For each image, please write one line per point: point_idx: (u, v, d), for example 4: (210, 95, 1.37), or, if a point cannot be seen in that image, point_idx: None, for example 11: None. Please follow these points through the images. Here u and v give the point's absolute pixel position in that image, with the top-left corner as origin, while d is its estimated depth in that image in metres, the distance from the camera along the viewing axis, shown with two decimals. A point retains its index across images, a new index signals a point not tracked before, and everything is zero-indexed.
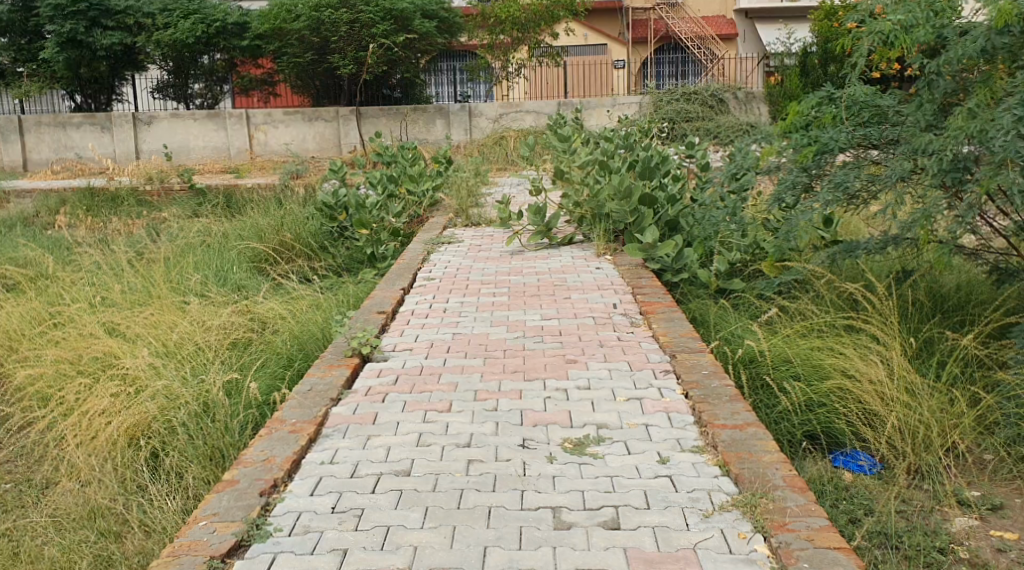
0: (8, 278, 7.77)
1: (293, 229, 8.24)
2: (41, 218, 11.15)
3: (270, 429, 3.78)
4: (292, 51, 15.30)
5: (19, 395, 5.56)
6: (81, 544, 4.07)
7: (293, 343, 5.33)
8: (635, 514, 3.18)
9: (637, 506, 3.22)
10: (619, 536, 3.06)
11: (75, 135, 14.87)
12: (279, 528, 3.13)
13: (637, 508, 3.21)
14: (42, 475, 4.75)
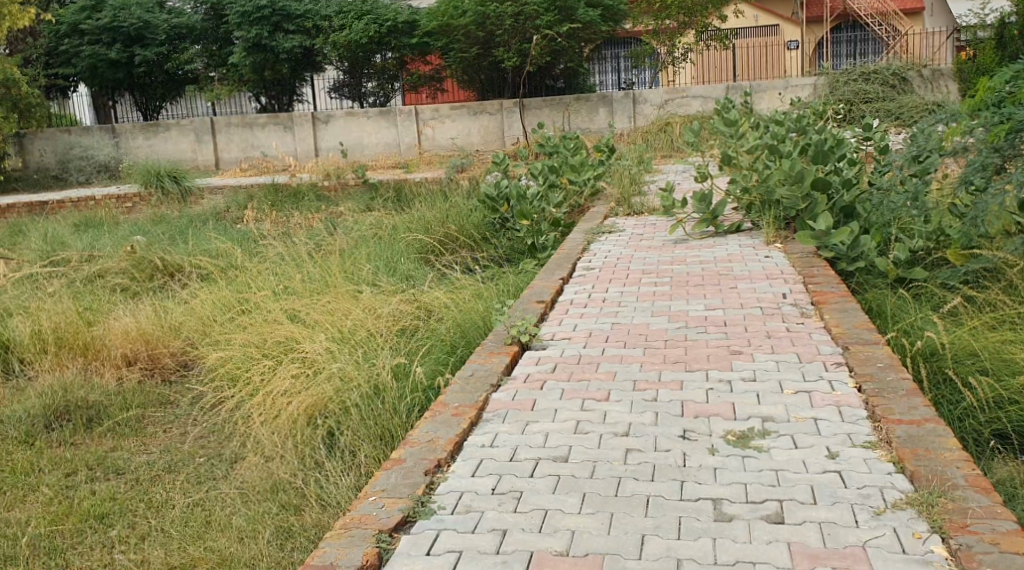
0: (203, 269, 8.17)
1: (458, 222, 8.37)
2: (231, 212, 11.60)
3: (434, 412, 3.78)
4: (458, 46, 15.54)
5: (211, 375, 5.83)
6: (264, 515, 4.20)
7: (457, 332, 5.33)
8: (801, 509, 3.00)
9: (802, 501, 3.05)
10: (783, 530, 2.90)
11: (261, 134, 15.50)
12: (442, 506, 3.12)
13: (803, 503, 3.03)
14: (231, 450, 4.95)
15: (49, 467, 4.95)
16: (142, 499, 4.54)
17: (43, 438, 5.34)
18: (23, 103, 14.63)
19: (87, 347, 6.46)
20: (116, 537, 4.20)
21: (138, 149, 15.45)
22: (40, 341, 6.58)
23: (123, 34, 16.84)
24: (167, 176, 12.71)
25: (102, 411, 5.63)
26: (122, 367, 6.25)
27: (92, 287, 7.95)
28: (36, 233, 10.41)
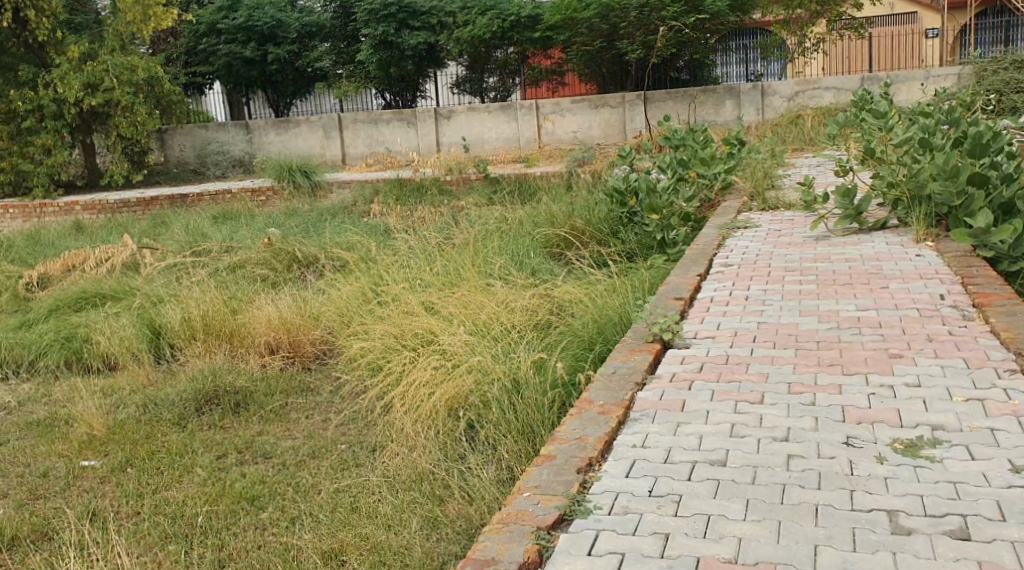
0: (337, 261, 8.33)
1: (584, 216, 8.26)
2: (358, 206, 11.78)
3: (579, 409, 3.76)
4: (581, 39, 15.44)
5: (351, 365, 5.95)
6: (410, 504, 4.26)
7: (594, 327, 5.25)
8: (989, 526, 2.88)
9: (989, 517, 2.92)
10: (970, 548, 2.79)
11: (385, 130, 15.70)
12: (599, 506, 3.10)
13: (990, 519, 2.90)
14: (373, 439, 5.03)
15: (201, 449, 5.14)
16: (289, 483, 4.68)
17: (195, 421, 5.55)
18: (166, 101, 15.17)
19: (233, 335, 6.68)
20: (268, 520, 4.34)
21: (270, 144, 15.96)
22: (189, 328, 6.83)
23: (257, 33, 17.37)
24: (298, 171, 13.04)
25: (248, 396, 5.80)
26: (265, 354, 6.44)
27: (235, 276, 8.21)
28: (178, 225, 10.83)
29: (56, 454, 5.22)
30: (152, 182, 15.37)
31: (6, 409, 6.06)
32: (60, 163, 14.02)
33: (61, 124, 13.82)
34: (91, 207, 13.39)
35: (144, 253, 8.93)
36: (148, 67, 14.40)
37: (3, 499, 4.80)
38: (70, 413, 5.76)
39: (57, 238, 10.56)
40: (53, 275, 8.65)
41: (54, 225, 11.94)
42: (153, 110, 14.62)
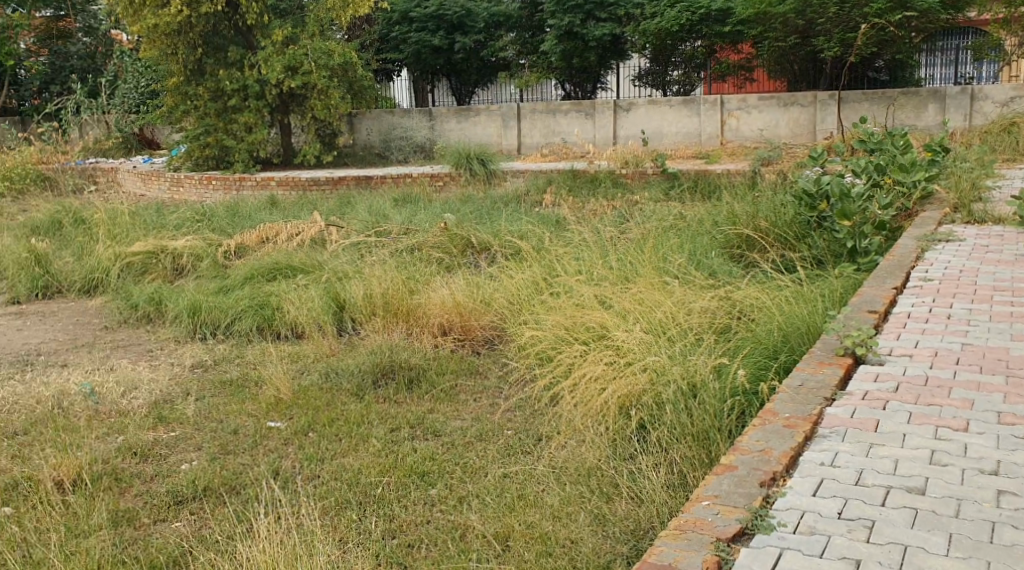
0: (510, 249, 8.31)
1: (769, 216, 7.91)
2: (531, 195, 11.75)
3: (763, 420, 3.58)
4: (773, 35, 14.78)
5: (522, 353, 5.88)
6: (578, 498, 4.19)
7: (778, 335, 5.00)
8: None
9: None
10: None
11: (563, 121, 15.70)
12: (782, 523, 2.94)
13: None
14: (542, 429, 4.96)
15: (377, 421, 5.21)
16: (458, 462, 4.68)
17: (372, 393, 5.64)
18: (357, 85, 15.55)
19: (409, 314, 6.76)
20: (436, 497, 4.36)
21: (451, 132, 16.17)
22: (371, 305, 6.94)
23: (447, 22, 17.70)
24: (476, 159, 13.18)
25: (422, 374, 5.85)
26: (437, 335, 6.49)
27: (412, 257, 8.32)
28: (362, 205, 11.09)
29: (246, 413, 5.42)
30: (341, 164, 15.71)
31: (202, 367, 6.35)
32: (260, 141, 14.62)
33: (262, 104, 14.46)
34: (286, 182, 13.91)
35: (332, 230, 9.17)
36: (345, 52, 14.78)
37: (197, 451, 5.02)
38: (260, 376, 5.97)
39: (252, 211, 11.00)
40: (249, 246, 9.02)
41: (250, 200, 12.44)
42: (346, 94, 15.05)
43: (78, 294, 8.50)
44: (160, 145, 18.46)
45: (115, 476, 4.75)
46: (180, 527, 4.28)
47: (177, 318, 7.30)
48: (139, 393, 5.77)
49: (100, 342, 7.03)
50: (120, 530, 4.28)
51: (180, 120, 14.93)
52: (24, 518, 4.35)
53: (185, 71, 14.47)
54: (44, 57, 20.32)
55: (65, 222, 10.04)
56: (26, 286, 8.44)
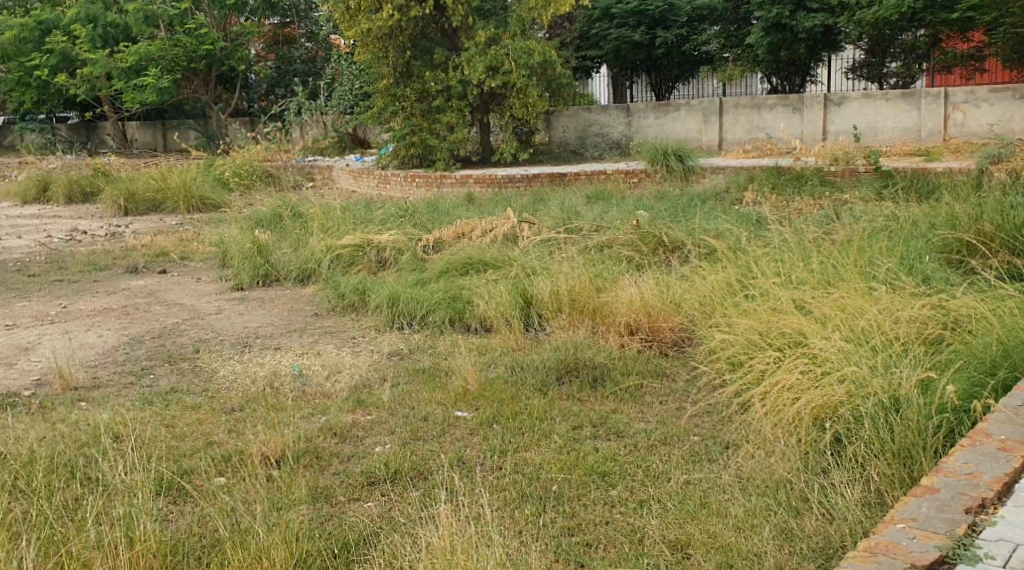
0: (704, 247, 8.08)
1: (995, 219, 7.39)
2: (731, 192, 11.45)
3: (973, 442, 3.34)
4: (1012, 20, 13.90)
5: (711, 356, 5.69)
6: (765, 509, 4.03)
7: (998, 351, 4.66)
8: None
9: None
10: None
11: (768, 116, 15.28)
12: (990, 555, 2.72)
13: None
14: (729, 436, 4.79)
15: (560, 417, 5.18)
16: (640, 465, 4.58)
17: (557, 389, 5.61)
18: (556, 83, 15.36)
19: (596, 312, 6.67)
20: (617, 497, 4.29)
21: (649, 128, 15.94)
22: (558, 302, 6.88)
23: (648, 17, 17.59)
24: (673, 155, 12.96)
25: (607, 373, 5.77)
26: (624, 335, 6.39)
27: (602, 255, 8.23)
28: (555, 203, 11.11)
29: (436, 402, 5.50)
30: (535, 161, 15.80)
31: (398, 355, 6.49)
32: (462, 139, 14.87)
33: (464, 104, 14.71)
34: (481, 180, 14.11)
35: (524, 227, 9.16)
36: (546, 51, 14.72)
37: (390, 434, 5.14)
38: (450, 366, 6.05)
39: (451, 207, 11.20)
40: (446, 241, 9.05)
41: (449, 196, 12.68)
42: (546, 92, 15.02)
43: (293, 283, 8.77)
44: (372, 144, 18.43)
45: (316, 454, 4.93)
46: (371, 507, 4.40)
47: (378, 307, 7.45)
48: (341, 376, 5.97)
49: (311, 327, 7.30)
50: (318, 506, 4.43)
51: (389, 119, 15.31)
52: (234, 488, 4.56)
53: (395, 72, 14.86)
54: (272, 62, 22.03)
55: (285, 216, 10.40)
56: (248, 273, 8.80)
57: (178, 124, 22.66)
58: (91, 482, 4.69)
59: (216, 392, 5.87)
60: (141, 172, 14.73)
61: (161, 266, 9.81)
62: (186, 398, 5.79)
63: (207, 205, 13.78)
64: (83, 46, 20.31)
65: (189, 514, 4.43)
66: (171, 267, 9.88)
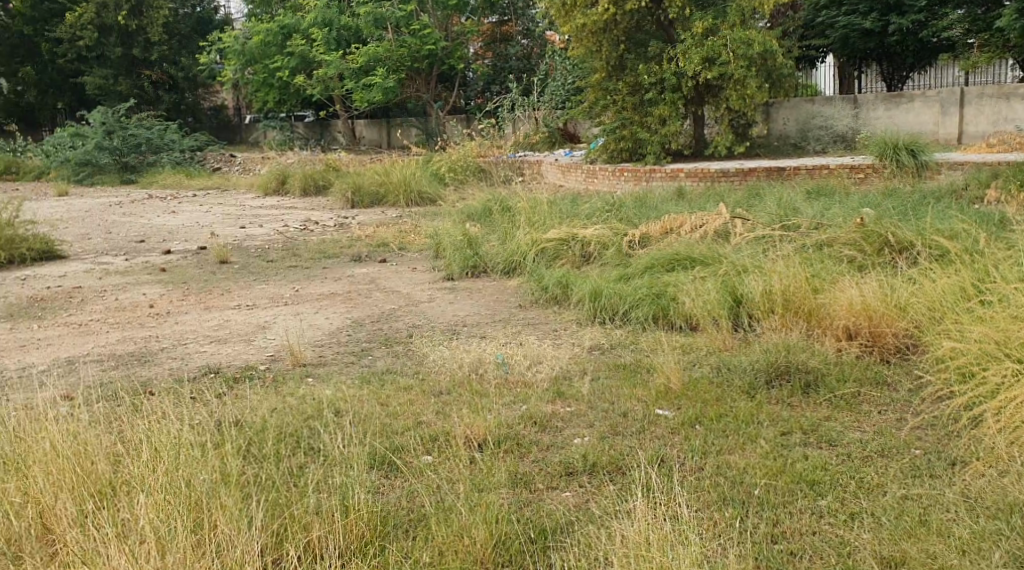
0: (939, 249, 7.24)
1: None
2: (971, 189, 10.66)
3: None
4: None
5: (938, 366, 5.29)
6: (994, 533, 3.76)
7: None
8: None
9: None
10: None
11: (1018, 106, 14.22)
12: None
13: None
14: (956, 451, 4.47)
15: (767, 422, 4.95)
16: (853, 476, 4.33)
17: (764, 392, 5.36)
18: (778, 74, 13.79)
19: (812, 314, 6.24)
20: (827, 508, 4.08)
21: (878, 119, 15.16)
22: (770, 302, 6.46)
23: (881, 2, 16.79)
24: (905, 150, 11.99)
25: (820, 378, 5.45)
26: (841, 339, 5.95)
27: (820, 254, 7.45)
28: (772, 198, 9.92)
29: (636, 398, 5.39)
30: (751, 155, 14.52)
31: (599, 349, 6.38)
32: (674, 132, 13.69)
33: (678, 96, 13.49)
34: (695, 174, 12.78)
35: (736, 223, 8.48)
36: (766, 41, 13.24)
37: (588, 427, 5.08)
38: (652, 363, 5.89)
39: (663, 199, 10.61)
40: (653, 236, 8.63)
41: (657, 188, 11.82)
42: (766, 82, 13.57)
43: (500, 275, 8.83)
44: (582, 138, 18.44)
45: (517, 441, 4.94)
46: (569, 497, 4.39)
47: (581, 301, 7.31)
48: (543, 367, 5.96)
49: (514, 317, 7.32)
50: (517, 491, 4.47)
51: (600, 113, 14.48)
52: (439, 467, 4.65)
53: (608, 66, 14.02)
54: (490, 60, 22.62)
55: (494, 210, 10.53)
56: (459, 264, 8.92)
57: (401, 122, 23.33)
58: (313, 452, 4.89)
59: (427, 375, 6.00)
60: (368, 168, 15.45)
61: (382, 256, 10.19)
62: (400, 379, 5.95)
63: (424, 199, 14.17)
64: (320, 48, 21.43)
65: (398, 488, 4.55)
66: (391, 258, 10.20)
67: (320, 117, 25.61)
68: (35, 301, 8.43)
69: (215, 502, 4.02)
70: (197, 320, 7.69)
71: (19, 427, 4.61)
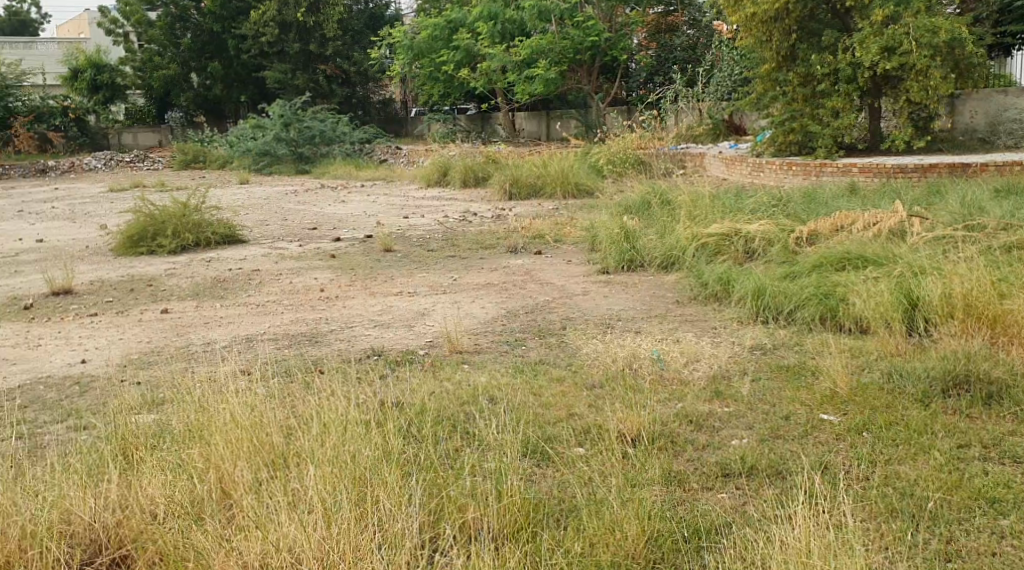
0: None
1: None
2: None
3: None
4: None
5: None
6: None
7: None
8: None
9: None
10: None
11: None
12: None
13: None
14: None
15: (943, 433, 4.64)
16: None
17: (940, 401, 5.04)
18: (966, 64, 12.38)
19: (997, 321, 5.83)
20: (1008, 529, 3.79)
21: None
22: (950, 305, 6.08)
23: None
24: None
25: (1005, 390, 5.07)
26: None
27: (1009, 257, 6.97)
28: (955, 195, 9.40)
29: (799, 402, 5.15)
30: (933, 152, 13.33)
31: (761, 349, 6.14)
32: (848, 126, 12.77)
33: (853, 87, 12.58)
34: (869, 169, 12.13)
35: (914, 222, 8.04)
36: (954, 27, 12.07)
37: (748, 429, 4.89)
38: (817, 366, 5.63)
39: (837, 193, 10.08)
40: (822, 233, 8.28)
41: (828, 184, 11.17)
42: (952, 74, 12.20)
43: (657, 269, 8.67)
44: (747, 130, 17.96)
45: (672, 438, 4.81)
46: (725, 498, 4.24)
47: (742, 299, 7.06)
48: (701, 364, 5.79)
49: (672, 313, 7.15)
50: (671, 489, 4.34)
51: (769, 105, 13.79)
52: (592, 459, 4.57)
53: (779, 57, 13.23)
54: (653, 51, 22.15)
55: (654, 203, 10.38)
56: (615, 258, 8.81)
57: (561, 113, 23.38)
58: (468, 436, 4.88)
59: (581, 367, 5.93)
60: (528, 160, 15.49)
61: (536, 248, 10.15)
62: (553, 369, 5.90)
63: (582, 190, 14.07)
64: (485, 42, 21.77)
65: (551, 477, 4.50)
66: (547, 249, 10.15)
67: (482, 109, 25.88)
68: (217, 281, 8.79)
69: (377, 477, 4.07)
70: (362, 304, 7.84)
71: (201, 398, 4.80)
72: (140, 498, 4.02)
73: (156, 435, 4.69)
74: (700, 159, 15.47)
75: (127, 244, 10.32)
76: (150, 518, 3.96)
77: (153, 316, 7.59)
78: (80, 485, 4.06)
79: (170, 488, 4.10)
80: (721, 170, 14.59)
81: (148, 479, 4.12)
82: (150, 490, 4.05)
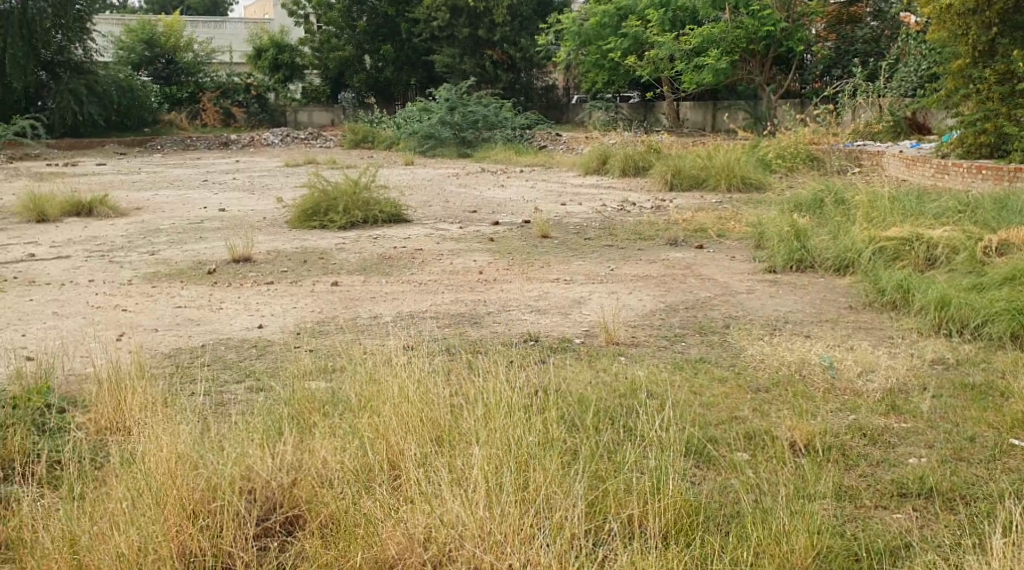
0: None
1: None
2: None
3: None
4: None
5: None
6: None
7: None
8: None
9: None
10: None
11: None
12: None
13: None
14: None
15: None
16: None
17: None
18: None
19: None
20: None
21: None
22: None
23: None
24: None
25: None
26: None
27: None
28: None
29: (985, 424, 4.82)
30: None
31: (943, 364, 5.78)
32: None
33: None
34: None
35: None
36: None
37: (926, 448, 4.61)
38: (1007, 387, 5.25)
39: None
40: (1015, 243, 7.77)
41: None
42: None
43: (828, 270, 8.30)
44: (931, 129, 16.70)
45: (844, 451, 4.57)
46: (902, 519, 4.00)
47: (924, 309, 6.68)
48: (876, 375, 5.49)
49: (843, 319, 6.83)
50: (842, 505, 4.12)
51: (959, 104, 13.08)
52: (759, 466, 4.39)
53: (974, 51, 12.47)
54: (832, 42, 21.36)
55: (827, 201, 9.99)
56: (783, 257, 8.50)
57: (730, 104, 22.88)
58: (629, 430, 4.77)
59: (745, 368, 5.73)
60: (693, 151, 15.15)
61: (699, 242, 9.91)
62: (715, 369, 5.72)
63: (749, 184, 13.67)
64: (654, 30, 21.50)
65: (712, 480, 4.36)
66: (710, 244, 9.89)
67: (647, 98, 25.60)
68: (384, 258, 8.96)
69: (539, 463, 4.03)
70: (520, 289, 7.81)
71: (372, 370, 4.86)
72: (314, 461, 4.10)
73: (331, 402, 4.79)
74: (877, 157, 14.81)
75: (301, 218, 10.63)
76: (323, 481, 4.03)
77: (324, 288, 7.78)
78: (259, 444, 4.15)
79: (342, 454, 4.16)
80: (900, 170, 13.94)
81: (321, 443, 4.18)
82: (324, 454, 4.12)
